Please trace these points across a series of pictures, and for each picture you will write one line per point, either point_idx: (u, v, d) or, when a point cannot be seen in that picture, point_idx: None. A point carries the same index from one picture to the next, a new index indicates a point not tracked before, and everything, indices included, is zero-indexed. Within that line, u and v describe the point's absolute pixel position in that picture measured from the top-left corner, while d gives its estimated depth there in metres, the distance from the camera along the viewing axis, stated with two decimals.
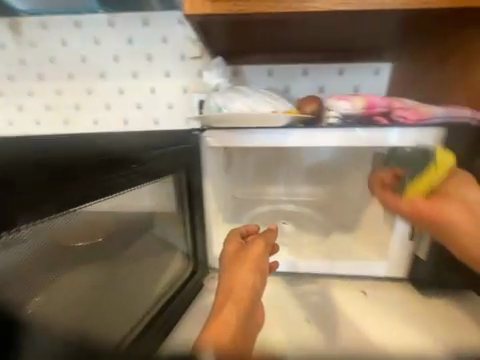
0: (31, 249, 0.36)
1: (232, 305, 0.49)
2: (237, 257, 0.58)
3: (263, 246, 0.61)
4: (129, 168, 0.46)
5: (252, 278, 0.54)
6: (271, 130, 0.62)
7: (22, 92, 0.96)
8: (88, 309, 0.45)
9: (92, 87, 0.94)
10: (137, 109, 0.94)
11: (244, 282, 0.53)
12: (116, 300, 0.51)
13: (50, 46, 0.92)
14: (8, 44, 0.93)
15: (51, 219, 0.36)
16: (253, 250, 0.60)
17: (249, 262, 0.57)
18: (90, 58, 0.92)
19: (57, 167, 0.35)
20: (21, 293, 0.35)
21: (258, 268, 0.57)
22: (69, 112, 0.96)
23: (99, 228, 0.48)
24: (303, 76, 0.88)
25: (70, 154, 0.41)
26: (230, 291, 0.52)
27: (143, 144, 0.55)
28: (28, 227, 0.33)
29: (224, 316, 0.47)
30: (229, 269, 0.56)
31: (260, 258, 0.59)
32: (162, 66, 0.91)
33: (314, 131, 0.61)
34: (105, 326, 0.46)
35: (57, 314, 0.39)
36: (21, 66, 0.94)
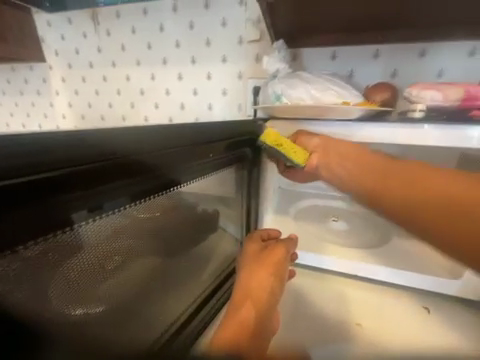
0: (105, 216, 0.30)
1: (251, 307, 0.45)
2: (255, 257, 0.53)
3: (285, 250, 0.55)
4: (195, 169, 0.43)
5: (271, 282, 0.49)
6: (341, 122, 0.56)
7: (98, 77, 1.09)
8: (147, 295, 0.42)
9: (155, 73, 1.01)
10: (194, 95, 0.98)
11: (262, 284, 0.48)
12: (171, 286, 0.47)
13: (122, 34, 1.01)
14: (90, 34, 1.06)
15: (123, 211, 0.32)
16: (272, 254, 0.53)
17: (270, 261, 0.52)
18: (155, 45, 0.98)
19: (140, 160, 0.31)
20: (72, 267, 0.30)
21: (278, 272, 0.51)
22: (135, 97, 1.06)
23: (161, 205, 0.39)
24: (373, 58, 0.77)
25: (148, 134, 0.32)
26: (248, 295, 0.47)
27: (220, 127, 0.48)
28: (96, 221, 0.29)
29: (240, 320, 0.43)
30: (248, 270, 0.50)
31: (279, 262, 0.53)
32: (220, 51, 0.91)
33: (398, 126, 0.52)
34: (150, 313, 0.42)
35: (102, 296, 0.34)
36: (98, 54, 1.06)
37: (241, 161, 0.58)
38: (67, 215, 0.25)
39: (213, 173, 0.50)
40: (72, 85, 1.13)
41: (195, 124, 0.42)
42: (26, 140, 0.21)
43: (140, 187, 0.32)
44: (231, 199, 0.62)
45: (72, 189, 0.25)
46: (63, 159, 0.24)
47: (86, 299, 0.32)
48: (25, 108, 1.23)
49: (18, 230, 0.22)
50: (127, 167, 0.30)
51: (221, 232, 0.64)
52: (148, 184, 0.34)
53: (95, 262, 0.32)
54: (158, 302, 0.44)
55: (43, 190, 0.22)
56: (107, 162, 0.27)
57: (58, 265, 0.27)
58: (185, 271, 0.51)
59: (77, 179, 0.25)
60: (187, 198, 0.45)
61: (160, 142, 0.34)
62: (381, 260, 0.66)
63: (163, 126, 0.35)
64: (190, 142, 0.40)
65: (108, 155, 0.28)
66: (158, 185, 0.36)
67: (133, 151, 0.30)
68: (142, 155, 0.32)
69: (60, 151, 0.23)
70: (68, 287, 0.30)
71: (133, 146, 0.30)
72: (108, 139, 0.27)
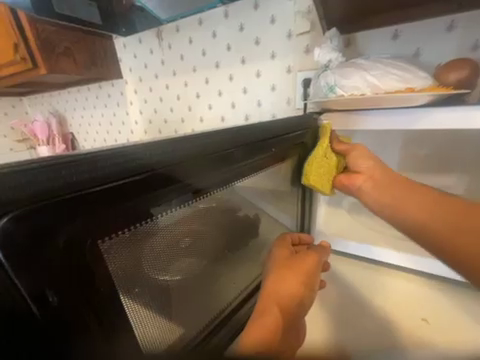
0: (173, 210, 0.36)
1: (277, 313, 0.46)
2: (286, 263, 0.52)
3: (315, 261, 0.54)
4: (256, 163, 0.48)
5: (301, 290, 0.49)
6: (404, 109, 0.53)
7: (162, 87, 1.27)
8: (205, 277, 0.50)
9: (209, 77, 1.11)
10: (244, 94, 1.04)
11: (291, 292, 0.48)
12: (222, 274, 0.54)
13: (181, 45, 1.14)
14: (155, 50, 1.23)
15: (186, 206, 0.39)
16: (304, 263, 0.52)
17: (300, 270, 0.51)
18: (209, 50, 1.08)
19: (211, 158, 0.38)
20: (157, 247, 0.38)
21: (309, 281, 0.51)
22: (192, 100, 1.19)
23: (220, 197, 0.46)
24: (447, 31, 0.67)
25: (217, 139, 0.39)
26: (277, 299, 0.47)
27: (274, 124, 0.52)
28: (163, 216, 0.35)
29: (268, 323, 0.44)
30: (277, 275, 0.50)
31: (310, 272, 0.52)
32: (268, 48, 0.94)
33: (473, 109, 0.47)
34: (205, 294, 0.50)
35: (173, 271, 0.43)
36: (162, 66, 1.23)
37: (295, 155, 0.61)
38: (160, 205, 0.32)
39: (267, 168, 0.54)
40: (142, 96, 1.35)
41: (254, 125, 0.47)
42: (120, 153, 0.28)
43: (210, 183, 0.39)
44: (287, 191, 0.67)
45: (166, 185, 0.32)
46: (137, 169, 0.28)
47: (170, 269, 0.42)
48: (108, 117, 1.52)
49: (103, 227, 0.26)
50: (203, 166, 0.37)
51: (275, 223, 0.68)
52: (219, 180, 0.41)
53: (172, 243, 0.41)
54: (212, 287, 0.51)
55: (150, 185, 0.30)
56: (185, 162, 0.34)
57: (148, 245, 0.36)
58: (234, 263, 0.57)
59: (170, 175, 0.32)
60: (240, 191, 0.51)
61: (226, 144, 0.41)
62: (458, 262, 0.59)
63: (229, 132, 0.42)
64: (250, 141, 0.45)
65: (190, 157, 0.34)
66: (223, 181, 0.42)
67: (210, 152, 0.37)
68: (215, 157, 0.39)
69: (131, 163, 0.28)
70: (153, 262, 0.38)
71: (206, 149, 0.37)
72: (189, 146, 0.34)
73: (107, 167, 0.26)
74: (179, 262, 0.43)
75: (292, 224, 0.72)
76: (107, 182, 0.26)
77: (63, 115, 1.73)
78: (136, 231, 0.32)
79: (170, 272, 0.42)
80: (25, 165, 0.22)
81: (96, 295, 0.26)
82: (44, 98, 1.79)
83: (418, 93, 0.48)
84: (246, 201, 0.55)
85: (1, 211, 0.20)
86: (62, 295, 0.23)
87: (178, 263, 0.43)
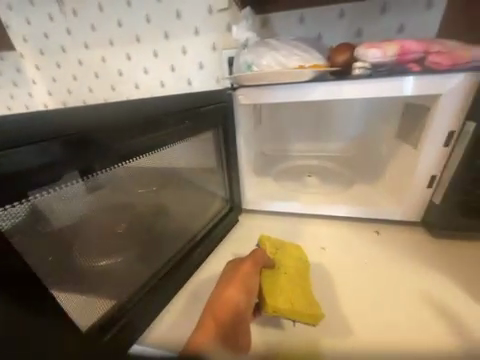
0: (96, 178, 0.37)
1: (211, 325, 0.41)
2: (227, 275, 0.51)
3: (252, 265, 0.51)
4: (182, 131, 0.51)
5: (236, 295, 0.45)
6: (299, 84, 0.63)
7: (72, 62, 1.09)
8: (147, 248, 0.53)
9: (130, 52, 1.02)
10: (172, 71, 1.01)
11: (225, 299, 0.45)
12: (164, 242, 0.56)
13: (90, 13, 0.99)
14: (55, 16, 1.02)
15: (107, 173, 0.38)
16: (240, 270, 0.50)
17: (236, 276, 0.49)
18: (125, 21, 0.97)
19: (133, 121, 0.39)
20: (92, 229, 0.43)
21: (247, 285, 0.47)
22: (114, 79, 1.08)
23: (149, 171, 0.50)
24: (339, 19, 0.81)
25: (141, 104, 0.41)
26: (213, 309, 0.44)
27: (193, 97, 0.55)
28: (74, 185, 0.34)
29: (197, 337, 0.39)
30: (216, 287, 0.48)
31: (248, 277, 0.49)
32: (191, 23, 0.92)
33: (341, 83, 0.60)
34: (144, 260, 0.51)
35: (111, 250, 0.47)
36: (69, 37, 1.05)
37: (219, 125, 0.65)
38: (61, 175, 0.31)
39: (195, 137, 0.59)
40: (48, 73, 1.14)
41: (178, 95, 0.51)
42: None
43: (135, 148, 0.41)
44: (214, 163, 0.72)
45: (70, 154, 0.31)
46: (18, 139, 0.26)
47: (105, 251, 0.46)
48: (4, 100, 1.23)
49: None
50: (124, 128, 0.37)
51: (207, 193, 0.73)
52: (146, 143, 0.43)
53: (105, 225, 0.46)
54: (153, 254, 0.53)
55: (38, 157, 0.28)
56: (94, 127, 0.33)
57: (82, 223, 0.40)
58: (177, 230, 0.60)
59: (65, 147, 0.30)
60: (173, 156, 0.54)
61: (152, 110, 0.43)
62: (355, 201, 0.77)
63: (155, 100, 0.45)
64: (176, 110, 0.49)
65: (106, 121, 0.35)
66: (151, 145, 0.44)
67: (134, 115, 0.39)
68: (140, 123, 0.40)
69: (4, 133, 0.25)
70: (84, 245, 0.41)
71: (127, 112, 0.38)
72: (92, 116, 0.33)
73: None
74: (113, 241, 0.48)
75: (223, 195, 0.76)
76: None
77: None
78: (33, 204, 0.29)
79: (106, 252, 0.46)
80: None
81: None
82: None
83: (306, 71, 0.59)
84: (178, 174, 0.62)
85: None
86: None
87: (115, 243, 0.48)
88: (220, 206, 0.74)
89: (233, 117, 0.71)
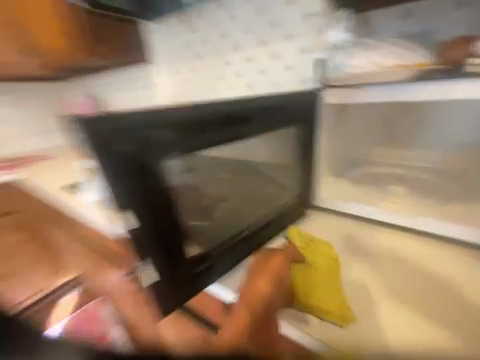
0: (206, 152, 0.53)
1: (245, 312, 0.47)
2: (260, 267, 0.57)
3: (281, 259, 0.59)
4: (268, 125, 0.62)
5: (268, 289, 0.52)
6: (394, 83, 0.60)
7: (185, 69, 1.38)
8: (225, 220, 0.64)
9: (228, 59, 1.20)
10: (260, 74, 1.12)
11: (258, 291, 0.50)
12: (238, 219, 0.67)
13: (204, 30, 1.23)
14: (180, 34, 1.33)
15: (212, 150, 0.54)
16: (273, 265, 0.57)
17: (268, 270, 0.55)
18: (229, 33, 1.16)
19: (235, 114, 0.53)
20: (192, 198, 0.54)
21: (275, 277, 0.54)
22: (213, 82, 1.29)
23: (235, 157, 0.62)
24: (458, 9, 0.69)
25: (243, 102, 0.54)
26: (247, 298, 0.49)
27: (282, 97, 0.65)
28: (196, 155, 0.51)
29: (235, 321, 0.46)
30: (250, 276, 0.54)
31: (279, 270, 0.56)
32: (285, 29, 1.00)
33: (450, 82, 0.55)
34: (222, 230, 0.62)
35: (201, 218, 0.58)
36: (186, 50, 1.34)
37: (299, 124, 0.71)
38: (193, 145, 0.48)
39: (278, 131, 0.67)
40: (168, 78, 1.48)
41: (270, 96, 0.61)
42: (167, 110, 0.44)
43: (233, 134, 0.55)
44: (289, 158, 0.77)
45: (198, 133, 0.48)
46: (177, 121, 0.45)
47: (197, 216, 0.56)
48: (137, 99, 1.68)
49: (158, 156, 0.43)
50: (228, 119, 0.52)
51: (277, 186, 0.78)
52: (240, 132, 0.56)
53: (198, 197, 0.57)
54: (228, 225, 0.64)
55: (184, 132, 0.46)
56: (213, 117, 0.49)
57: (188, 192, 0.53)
58: (248, 211, 0.69)
59: (191, 129, 0.47)
60: (255, 147, 0.65)
61: (249, 107, 0.56)
62: (422, 213, 0.75)
63: (253, 100, 0.57)
64: (267, 108, 0.60)
65: (219, 112, 0.50)
66: (243, 133, 0.57)
67: (236, 110, 0.53)
68: (239, 115, 0.54)
69: (172, 117, 0.44)
70: (187, 208, 0.53)
71: (233, 107, 0.53)
72: (212, 109, 0.49)
73: (160, 119, 0.42)
74: (202, 211, 0.58)
75: (293, 189, 0.80)
76: (154, 129, 0.42)
77: (97, 97, 1.92)
78: (177, 161, 0.47)
79: (198, 218, 0.57)
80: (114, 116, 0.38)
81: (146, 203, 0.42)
82: (81, 82, 1.97)
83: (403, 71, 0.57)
84: (256, 164, 0.69)
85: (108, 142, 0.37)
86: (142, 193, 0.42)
87: (203, 212, 0.59)
88: (288, 198, 0.79)
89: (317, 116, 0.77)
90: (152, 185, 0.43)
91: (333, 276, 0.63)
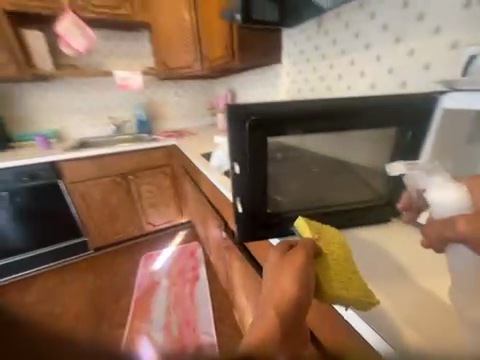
0: (300, 137, 0.67)
1: (276, 313, 0.43)
2: (276, 269, 0.48)
3: (306, 258, 0.47)
4: (376, 123, 0.63)
5: (292, 293, 0.44)
6: None
7: (310, 69, 1.51)
8: (303, 197, 0.76)
9: (355, 59, 1.20)
10: (388, 74, 1.05)
11: (282, 296, 0.44)
12: (316, 200, 0.75)
13: (337, 31, 1.27)
14: (313, 37, 1.45)
15: (310, 136, 0.65)
16: (293, 263, 0.47)
17: (289, 271, 0.46)
18: (362, 32, 1.14)
19: (342, 110, 0.60)
20: (278, 169, 0.72)
21: (305, 280, 0.46)
22: (333, 81, 1.34)
23: (320, 148, 0.76)
24: None
25: (357, 102, 0.61)
26: (274, 302, 0.44)
27: (399, 98, 0.63)
28: (296, 138, 0.64)
29: (267, 321, 0.43)
30: (272, 278, 0.47)
31: (300, 274, 0.46)
32: (433, 21, 0.88)
33: None
34: (298, 202, 0.74)
35: (282, 187, 0.74)
36: (315, 51, 1.45)
37: (401, 125, 0.65)
38: (298, 131, 0.60)
39: (384, 130, 0.66)
40: (292, 78, 1.68)
41: (388, 98, 0.63)
42: (288, 103, 0.57)
43: (336, 126, 0.61)
44: (383, 163, 0.73)
45: (306, 122, 0.59)
46: (292, 111, 0.57)
47: (279, 186, 0.73)
48: (263, 94, 2.03)
49: (271, 134, 0.59)
50: (335, 113, 0.60)
51: (363, 185, 0.79)
52: (343, 125, 0.62)
53: (282, 171, 0.75)
54: (305, 201, 0.75)
55: (295, 120, 0.58)
56: (322, 111, 0.59)
57: (279, 160, 0.71)
58: (326, 196, 0.77)
59: (301, 118, 0.58)
60: (349, 139, 0.71)
61: (359, 105, 0.61)
62: None
63: (366, 100, 0.61)
64: (380, 106, 0.62)
65: (330, 108, 0.59)
66: (347, 127, 0.62)
67: (344, 107, 0.60)
68: (347, 111, 0.60)
69: (290, 109, 0.57)
70: (273, 174, 0.70)
71: (342, 105, 0.60)
72: (323, 104, 0.59)
73: (281, 108, 0.57)
74: (284, 182, 0.75)
75: (382, 194, 0.75)
76: (274, 116, 0.57)
77: (234, 91, 2.44)
78: (279, 139, 0.62)
79: (280, 186, 0.73)
80: (252, 104, 0.56)
81: (254, 163, 0.62)
82: (226, 79, 2.54)
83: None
84: (338, 157, 0.79)
85: (245, 121, 0.57)
86: (253, 157, 0.61)
87: (285, 184, 0.75)
88: (372, 197, 0.76)
89: (428, 121, 0.66)
90: (259, 153, 0.61)
91: (360, 280, 0.50)
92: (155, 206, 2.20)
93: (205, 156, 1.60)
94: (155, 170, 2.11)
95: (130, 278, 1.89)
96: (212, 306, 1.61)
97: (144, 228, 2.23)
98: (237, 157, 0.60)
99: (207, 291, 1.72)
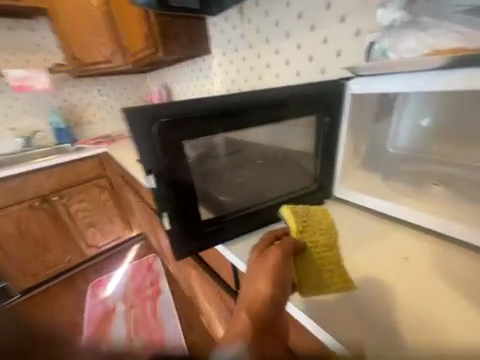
0: (226, 136, 0.64)
1: (248, 312, 0.40)
2: (251, 270, 0.44)
3: (283, 253, 0.43)
4: (296, 111, 0.65)
5: (267, 294, 0.40)
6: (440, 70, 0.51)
7: (240, 59, 1.48)
8: (241, 194, 0.74)
9: (279, 47, 1.22)
10: (309, 61, 1.11)
11: (254, 296, 0.40)
12: (254, 195, 0.74)
13: (259, 19, 1.27)
14: (237, 26, 1.41)
15: (235, 133, 0.63)
16: (269, 262, 0.43)
17: (265, 272, 0.42)
18: (281, 20, 1.16)
19: (262, 102, 0.59)
20: (209, 170, 0.69)
21: (280, 278, 0.42)
22: (263, 70, 1.35)
23: (252, 143, 0.76)
24: None
25: (277, 94, 0.61)
26: (246, 303, 0.41)
27: (313, 86, 0.66)
28: (220, 136, 0.61)
29: (238, 321, 0.39)
30: (246, 280, 0.43)
31: (277, 273, 0.42)
32: (339, 10, 0.94)
33: None
34: (236, 201, 0.72)
35: (216, 187, 0.71)
36: (241, 40, 1.42)
37: (319, 112, 0.70)
38: (220, 128, 0.57)
39: (304, 117, 0.70)
40: (224, 68, 1.63)
41: (303, 86, 0.65)
42: (203, 100, 0.53)
43: (259, 119, 0.60)
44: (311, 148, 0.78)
45: (227, 118, 0.56)
46: (209, 107, 0.53)
47: (213, 187, 0.70)
48: (199, 88, 1.93)
49: (189, 135, 0.54)
50: (256, 107, 0.58)
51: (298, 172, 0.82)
52: (267, 118, 0.62)
53: (215, 171, 0.72)
54: (243, 198, 0.73)
55: (214, 117, 0.55)
56: (241, 105, 0.56)
57: (207, 160, 0.67)
58: (264, 189, 0.77)
59: (220, 114, 0.55)
60: (274, 131, 0.73)
61: (278, 98, 0.61)
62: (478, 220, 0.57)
63: (284, 90, 0.62)
64: (298, 96, 0.64)
65: (249, 102, 0.57)
66: (270, 119, 0.62)
67: (264, 99, 0.59)
68: (267, 104, 0.60)
69: (205, 105, 0.53)
70: (203, 175, 0.66)
71: (262, 97, 0.59)
72: (242, 98, 0.56)
73: (195, 105, 0.52)
74: (218, 182, 0.72)
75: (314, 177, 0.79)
76: (188, 114, 0.52)
77: (168, 86, 2.25)
78: (201, 139, 0.58)
79: (214, 186, 0.70)
80: (159, 105, 0.50)
81: (176, 169, 0.56)
82: (158, 73, 2.32)
83: (431, 57, 0.47)
84: (269, 149, 0.80)
85: (154, 124, 0.50)
86: (173, 162, 0.55)
87: (219, 183, 0.72)
88: (306, 182, 0.80)
89: (341, 106, 0.72)
90: (180, 157, 0.55)
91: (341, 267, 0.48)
92: (94, 225, 1.92)
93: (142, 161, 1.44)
94: (85, 185, 1.81)
95: (77, 313, 1.63)
96: (178, 316, 1.53)
97: (85, 253, 1.94)
98: (154, 166, 0.53)
99: (170, 302, 1.62)
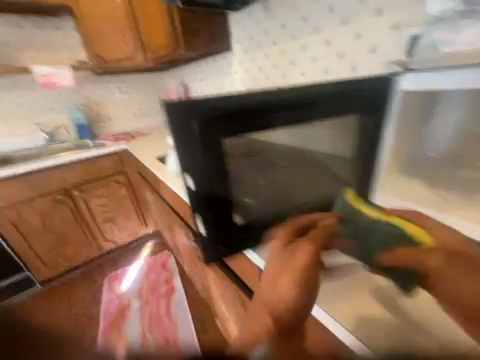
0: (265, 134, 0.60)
1: (267, 314, 0.40)
2: (273, 268, 0.45)
3: (309, 252, 0.45)
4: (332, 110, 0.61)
5: (289, 296, 0.40)
6: None
7: (262, 56, 1.44)
8: (274, 198, 0.70)
9: (305, 43, 1.16)
10: (339, 58, 1.05)
11: (276, 296, 0.41)
12: (289, 198, 0.71)
13: (285, 14, 1.22)
14: (261, 21, 1.37)
15: (273, 131, 0.60)
16: (294, 261, 0.44)
17: (287, 270, 0.43)
18: (310, 15, 1.10)
19: (300, 99, 0.57)
20: (244, 172, 0.64)
21: (304, 279, 0.42)
22: (287, 68, 1.30)
23: (291, 145, 0.69)
24: None
25: (320, 89, 0.59)
26: (265, 301, 0.41)
27: (353, 82, 0.62)
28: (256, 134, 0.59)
29: (257, 321, 0.40)
30: (267, 278, 0.44)
31: (301, 274, 0.42)
32: (376, 3, 0.88)
33: None
34: (269, 205, 0.68)
35: (250, 190, 0.66)
36: (264, 37, 1.38)
37: (361, 111, 0.66)
38: (257, 125, 0.55)
39: (342, 116, 0.65)
40: (245, 66, 1.59)
41: (344, 82, 0.61)
42: (242, 95, 0.51)
43: (297, 116, 0.58)
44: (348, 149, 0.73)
45: (263, 114, 0.54)
46: (247, 103, 0.52)
47: (248, 190, 0.65)
48: (218, 86, 1.90)
49: (225, 132, 0.52)
50: (296, 104, 0.57)
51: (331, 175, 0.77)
52: (305, 115, 0.59)
53: (250, 175, 0.66)
54: (276, 201, 0.70)
55: (251, 113, 0.53)
56: (278, 101, 0.55)
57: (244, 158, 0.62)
58: (299, 193, 0.72)
59: (257, 110, 0.53)
60: (314, 131, 0.67)
61: (319, 94, 0.58)
62: None
63: (323, 86, 0.59)
64: (338, 92, 0.60)
65: (289, 98, 0.55)
66: (308, 116, 0.60)
67: (305, 95, 0.57)
68: (307, 99, 0.58)
69: (243, 101, 0.51)
70: (238, 178, 0.62)
71: (301, 93, 0.57)
72: (281, 94, 0.55)
73: (233, 101, 0.50)
74: (254, 185, 0.68)
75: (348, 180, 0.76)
76: (225, 110, 0.50)
77: (186, 85, 2.25)
78: (236, 138, 0.55)
79: (248, 189, 0.66)
80: (198, 99, 0.49)
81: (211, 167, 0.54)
82: (176, 71, 2.32)
83: None
84: (308, 151, 0.72)
85: (191, 119, 0.49)
86: (209, 159, 0.54)
87: (255, 186, 0.68)
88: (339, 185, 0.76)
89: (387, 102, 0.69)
90: (215, 154, 0.54)
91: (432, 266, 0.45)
92: (111, 220, 1.95)
93: (161, 159, 1.44)
94: (104, 180, 1.84)
95: (94, 306, 1.68)
96: (192, 316, 1.52)
97: (102, 248, 1.97)
98: (190, 162, 0.53)
99: (183, 302, 1.61)
